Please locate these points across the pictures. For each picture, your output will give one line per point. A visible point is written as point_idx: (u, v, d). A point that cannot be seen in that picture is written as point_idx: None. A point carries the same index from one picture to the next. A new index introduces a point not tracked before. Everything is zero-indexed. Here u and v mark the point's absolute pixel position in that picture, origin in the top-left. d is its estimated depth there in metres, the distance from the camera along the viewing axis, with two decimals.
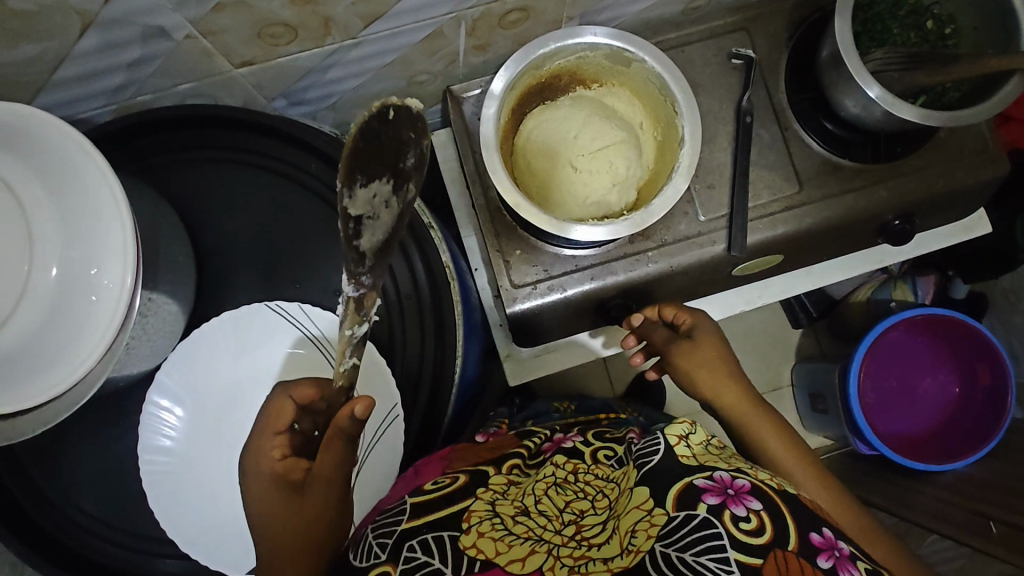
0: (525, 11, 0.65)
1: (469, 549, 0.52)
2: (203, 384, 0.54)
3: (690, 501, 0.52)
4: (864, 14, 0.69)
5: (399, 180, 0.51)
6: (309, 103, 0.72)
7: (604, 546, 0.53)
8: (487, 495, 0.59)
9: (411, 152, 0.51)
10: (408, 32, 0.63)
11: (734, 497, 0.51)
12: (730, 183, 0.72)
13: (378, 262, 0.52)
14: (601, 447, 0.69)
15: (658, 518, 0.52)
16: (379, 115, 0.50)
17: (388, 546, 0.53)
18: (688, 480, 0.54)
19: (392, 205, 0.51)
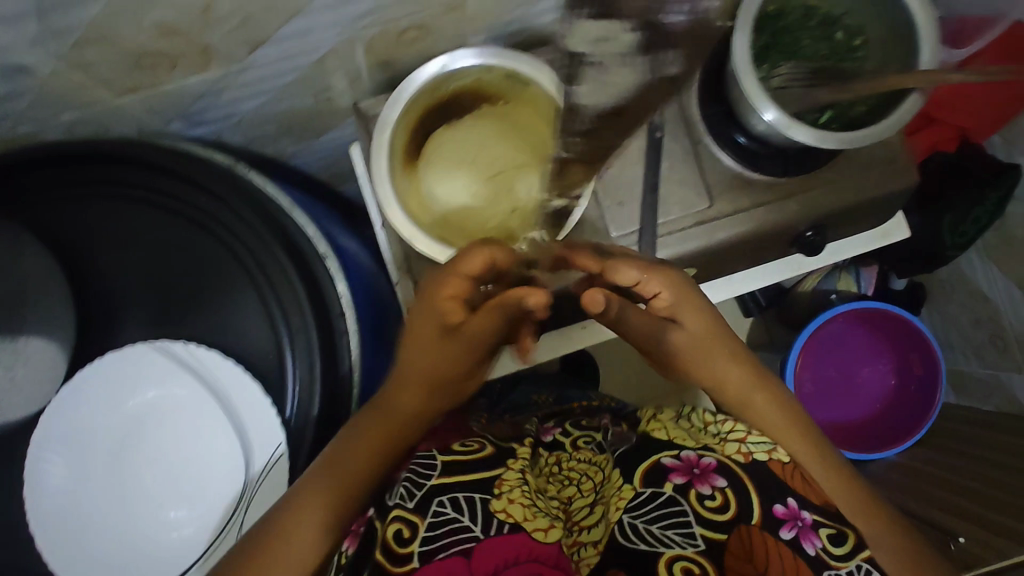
0: (423, 29, 0.63)
1: (499, 513, 0.55)
2: (87, 433, 0.54)
3: (657, 480, 0.65)
4: (773, 25, 0.67)
5: (648, 39, 0.40)
6: (210, 123, 0.70)
7: (592, 529, 0.62)
8: (516, 465, 0.62)
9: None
10: (299, 54, 0.61)
11: (701, 477, 0.64)
12: (641, 198, 0.72)
13: (589, 128, 0.48)
14: (581, 434, 0.74)
15: (627, 493, 0.65)
16: None
17: (413, 496, 0.56)
18: (656, 459, 0.67)
19: (624, 65, 0.42)
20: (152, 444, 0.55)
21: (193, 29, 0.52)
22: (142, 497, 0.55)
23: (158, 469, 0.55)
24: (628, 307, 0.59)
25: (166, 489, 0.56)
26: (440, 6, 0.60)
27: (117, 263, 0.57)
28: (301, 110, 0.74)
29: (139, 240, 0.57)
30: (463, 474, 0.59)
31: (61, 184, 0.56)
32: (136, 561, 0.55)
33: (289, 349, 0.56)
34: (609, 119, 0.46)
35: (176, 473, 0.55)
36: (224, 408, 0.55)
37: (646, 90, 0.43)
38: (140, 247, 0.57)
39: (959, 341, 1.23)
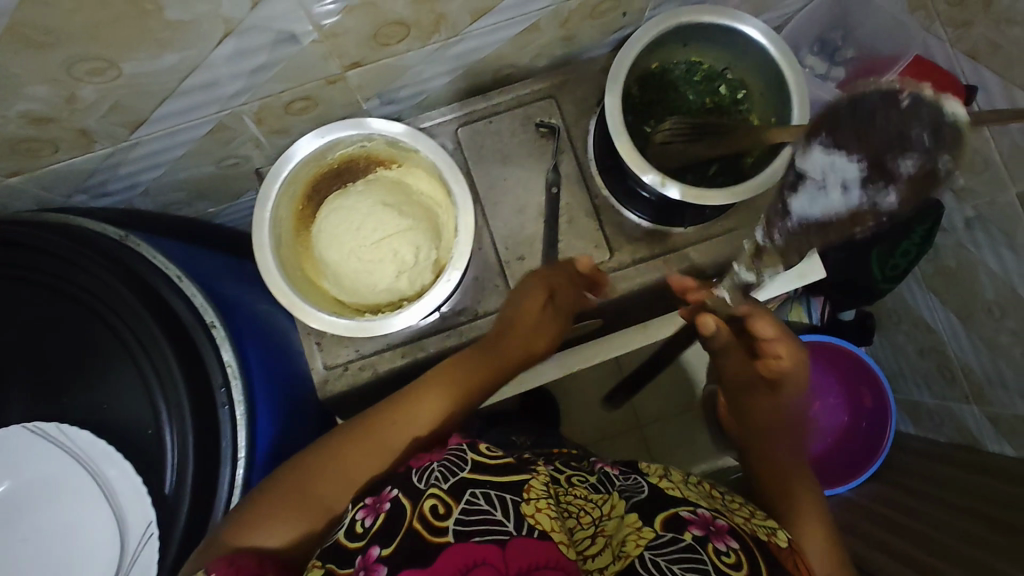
0: (309, 99, 0.65)
1: (531, 516, 0.50)
2: None
3: (676, 526, 0.55)
4: (657, 82, 0.69)
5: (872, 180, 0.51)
6: (117, 193, 0.71)
7: (595, 557, 0.54)
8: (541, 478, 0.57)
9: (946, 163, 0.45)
10: (186, 129, 0.63)
11: (716, 533, 0.54)
12: (541, 252, 0.72)
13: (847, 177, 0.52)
14: (573, 472, 0.65)
15: (647, 531, 0.54)
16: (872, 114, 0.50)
17: (449, 479, 0.54)
18: (672, 510, 0.57)
19: (848, 194, 0.53)
20: (27, 525, 0.55)
21: (62, 117, 0.54)
22: None
23: (32, 551, 0.55)
24: (730, 352, 0.71)
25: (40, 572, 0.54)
26: (321, 79, 0.62)
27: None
28: (208, 176, 0.75)
29: (21, 319, 0.58)
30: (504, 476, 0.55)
31: None
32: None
33: (167, 423, 0.56)
34: (819, 229, 0.59)
35: (49, 554, 0.55)
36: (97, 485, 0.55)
37: (858, 215, 0.54)
38: (22, 326, 0.58)
39: (910, 370, 1.22)
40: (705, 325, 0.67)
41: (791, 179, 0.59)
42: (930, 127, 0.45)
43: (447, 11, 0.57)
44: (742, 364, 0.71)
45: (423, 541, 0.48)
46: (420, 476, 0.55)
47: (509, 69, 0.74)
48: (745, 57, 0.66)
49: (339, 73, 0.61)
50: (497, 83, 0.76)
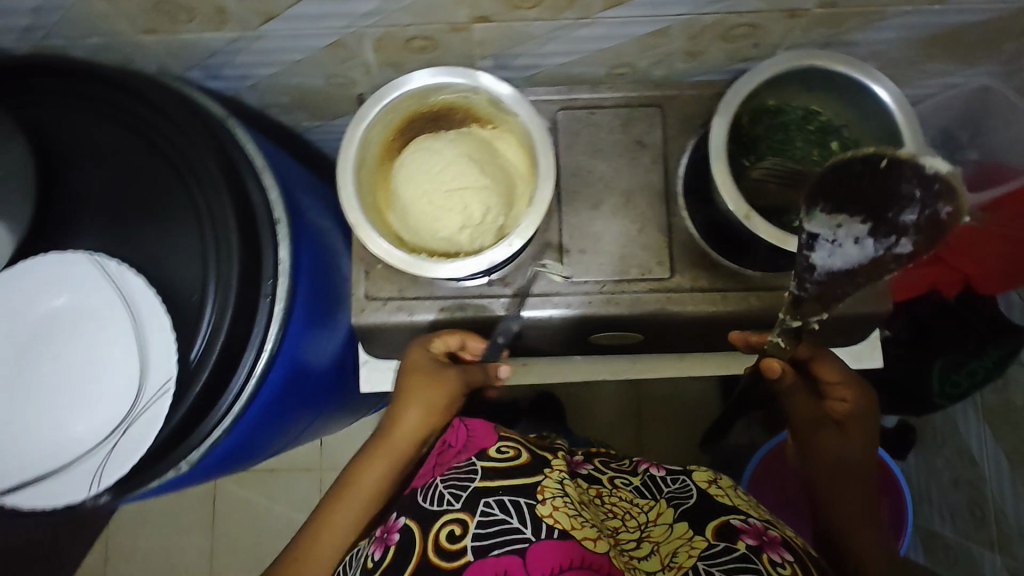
0: (430, 41, 0.67)
1: (547, 517, 0.63)
2: (8, 319, 0.57)
3: (727, 536, 0.66)
4: (770, 119, 0.67)
5: (881, 224, 0.47)
6: (229, 80, 0.75)
7: (645, 561, 0.67)
8: (554, 474, 0.71)
9: (947, 211, 0.44)
10: (311, 35, 0.65)
11: (768, 543, 0.65)
12: (603, 251, 0.72)
13: (895, 213, 0.46)
14: (618, 475, 0.81)
15: (701, 543, 0.66)
16: (867, 162, 0.48)
17: (460, 498, 0.67)
18: (724, 518, 0.69)
19: (859, 248, 0.49)
20: (62, 345, 0.58)
21: None
22: (34, 393, 0.57)
23: (57, 371, 0.57)
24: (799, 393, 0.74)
25: (58, 392, 0.57)
26: (446, 24, 0.64)
27: (90, 176, 0.61)
28: (314, 89, 0.78)
29: (113, 160, 0.61)
30: (506, 480, 0.69)
31: (62, 92, 0.61)
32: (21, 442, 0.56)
33: (212, 300, 0.58)
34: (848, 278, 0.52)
35: (72, 379, 0.57)
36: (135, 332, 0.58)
37: (880, 265, 0.48)
38: (112, 167, 0.61)
39: (939, 497, 1.15)
40: (771, 369, 0.68)
41: (802, 239, 0.54)
42: (923, 182, 0.45)
43: None
44: (857, 441, 0.73)
45: (436, 565, 0.62)
46: (428, 497, 0.69)
47: (624, 68, 0.74)
48: (868, 119, 0.64)
49: (467, 22, 0.63)
50: (608, 79, 0.76)
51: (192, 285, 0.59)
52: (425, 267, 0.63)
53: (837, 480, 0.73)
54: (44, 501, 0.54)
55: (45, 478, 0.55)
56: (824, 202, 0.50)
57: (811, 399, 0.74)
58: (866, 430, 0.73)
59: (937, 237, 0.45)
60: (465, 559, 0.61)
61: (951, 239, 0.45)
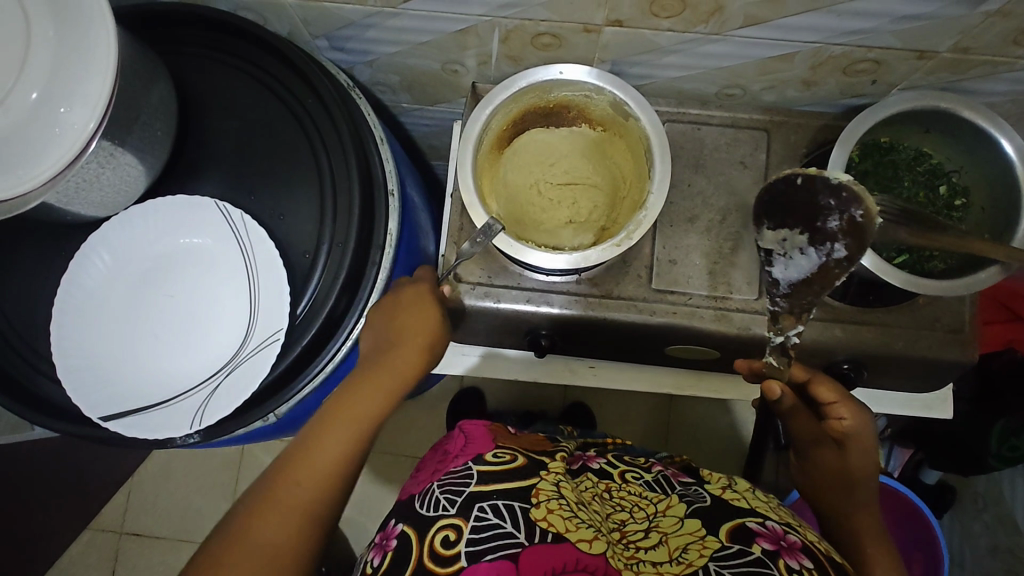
0: (557, 38, 0.69)
1: (540, 522, 0.59)
2: (133, 251, 0.60)
3: (744, 540, 0.62)
4: (880, 156, 0.68)
5: (818, 235, 0.61)
6: (349, 53, 0.78)
7: (650, 551, 0.62)
8: (551, 476, 0.68)
9: (860, 212, 0.58)
10: (445, 20, 0.67)
11: (788, 549, 0.60)
12: (693, 263, 0.73)
13: (823, 229, 0.61)
14: (629, 468, 0.78)
15: (712, 543, 0.61)
16: (788, 180, 0.63)
17: (456, 503, 0.62)
18: (740, 521, 0.65)
19: (809, 253, 0.63)
20: (181, 283, 0.60)
21: None
22: (151, 325, 0.59)
23: (174, 308, 0.60)
24: (800, 412, 0.68)
25: (173, 327, 0.60)
26: (579, 24, 0.65)
27: (222, 126, 0.63)
28: (428, 73, 0.81)
29: (246, 114, 0.63)
30: (500, 483, 0.64)
31: (209, 46, 0.64)
32: (131, 371, 0.58)
33: (323, 259, 0.60)
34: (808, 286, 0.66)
35: (189, 316, 0.60)
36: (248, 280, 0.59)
37: (827, 271, 0.62)
38: (244, 120, 0.63)
39: (974, 563, 1.13)
40: (772, 392, 0.65)
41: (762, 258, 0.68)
42: (835, 193, 0.59)
43: (727, 6, 0.59)
44: (863, 460, 0.66)
45: (433, 572, 0.57)
46: (424, 503, 0.64)
47: (735, 89, 0.75)
48: (983, 166, 0.64)
49: (600, 24, 0.65)
50: (715, 99, 0.78)
51: (306, 242, 0.61)
52: (528, 254, 0.62)
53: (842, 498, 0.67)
54: (143, 432, 0.56)
55: (149, 407, 0.56)
56: (772, 220, 0.65)
57: (812, 419, 0.67)
58: (869, 446, 0.66)
59: (865, 234, 0.58)
60: (458, 564, 0.56)
61: (872, 233, 0.58)
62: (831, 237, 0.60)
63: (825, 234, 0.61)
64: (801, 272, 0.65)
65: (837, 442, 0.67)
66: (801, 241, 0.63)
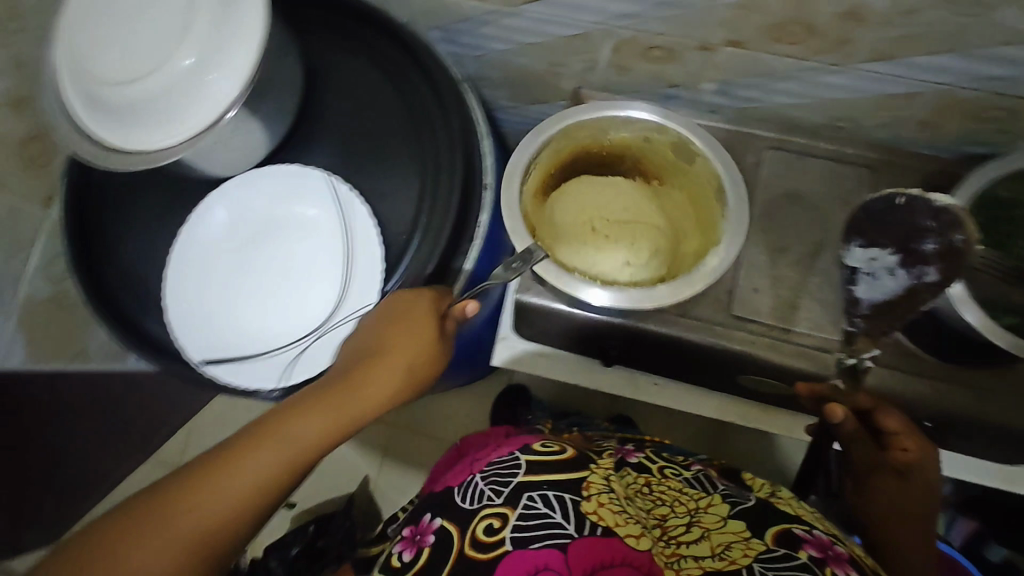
0: (670, 53, 0.68)
1: (590, 514, 0.58)
2: (245, 211, 0.64)
3: (790, 544, 0.59)
4: (1000, 211, 0.64)
5: (913, 257, 0.56)
6: (458, 46, 0.80)
7: (693, 545, 0.61)
8: (599, 471, 0.67)
9: (960, 238, 0.52)
10: (561, 24, 0.68)
11: (835, 558, 0.57)
12: (778, 295, 0.71)
13: (919, 251, 0.55)
14: (667, 464, 0.77)
15: (758, 545, 0.59)
16: (887, 199, 0.58)
17: (502, 492, 0.62)
18: (786, 526, 0.62)
19: (898, 276, 0.58)
20: (284, 247, 0.64)
21: None
22: (252, 282, 0.64)
23: (275, 269, 0.64)
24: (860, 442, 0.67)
25: (271, 287, 0.64)
26: (695, 41, 0.65)
27: (338, 105, 0.67)
28: (532, 74, 0.82)
29: (361, 95, 0.66)
30: (548, 474, 0.64)
31: (335, 27, 0.67)
32: (230, 322, 0.62)
33: (419, 240, 0.62)
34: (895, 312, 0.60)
35: (287, 278, 0.64)
36: (346, 251, 0.63)
37: (914, 296, 0.57)
38: (358, 101, 0.66)
39: None
40: (834, 415, 0.64)
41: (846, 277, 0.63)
42: (936, 216, 0.54)
43: (857, 38, 0.58)
44: (920, 496, 0.65)
45: (479, 560, 0.56)
46: (465, 497, 0.64)
47: (845, 123, 0.73)
48: None
49: (717, 44, 0.64)
50: (822, 130, 0.75)
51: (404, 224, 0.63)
52: (582, 289, 0.63)
53: (893, 514, 0.65)
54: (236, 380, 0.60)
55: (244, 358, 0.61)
56: (865, 237, 0.60)
57: (873, 446, 0.67)
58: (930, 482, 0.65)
59: (960, 264, 0.52)
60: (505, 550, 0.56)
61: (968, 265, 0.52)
62: (922, 260, 0.55)
63: (920, 256, 0.55)
64: (887, 295, 0.59)
65: (897, 473, 0.65)
66: (891, 260, 0.58)
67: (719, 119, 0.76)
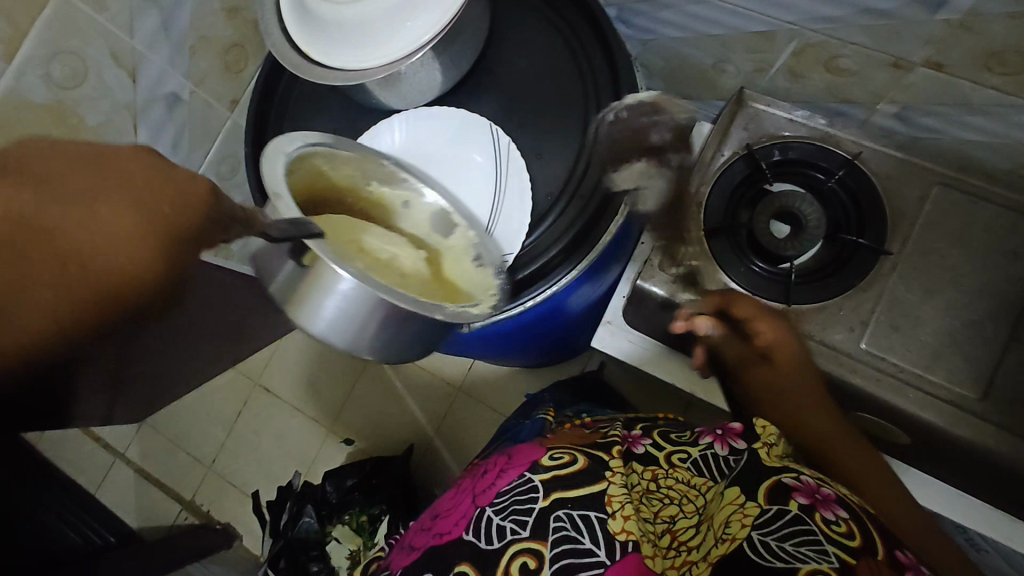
0: (856, 65, 0.66)
1: (619, 534, 0.54)
2: (409, 143, 0.69)
3: (780, 496, 0.52)
4: None
5: (759, 176, 0.74)
6: (631, 27, 0.80)
7: (703, 548, 0.53)
8: (617, 478, 0.59)
9: (778, 153, 0.74)
10: (746, 19, 0.67)
11: (824, 502, 0.51)
12: (917, 338, 0.67)
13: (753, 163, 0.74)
14: (675, 448, 0.66)
15: (753, 509, 0.51)
16: (744, 159, 0.75)
17: (526, 525, 0.57)
18: (774, 474, 0.54)
19: (815, 219, 0.71)
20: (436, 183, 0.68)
21: None
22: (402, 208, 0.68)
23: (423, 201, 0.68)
24: (727, 336, 0.69)
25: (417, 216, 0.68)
26: (889, 56, 0.62)
27: (512, 63, 0.69)
28: (696, 67, 0.81)
29: (536, 58, 0.69)
30: (575, 491, 0.58)
31: None
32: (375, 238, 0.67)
33: (564, 206, 0.65)
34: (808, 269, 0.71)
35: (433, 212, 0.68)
36: (493, 200, 0.67)
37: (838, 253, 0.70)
38: (533, 63, 0.69)
39: None
40: (699, 328, 0.67)
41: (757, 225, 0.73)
42: (783, 148, 0.74)
43: None
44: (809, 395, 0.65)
45: None
46: (482, 534, 0.58)
47: None
48: None
49: (915, 62, 0.61)
50: None
51: (553, 190, 0.66)
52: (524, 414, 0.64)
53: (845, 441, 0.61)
54: None
55: None
56: (715, 184, 0.75)
57: (739, 343, 0.70)
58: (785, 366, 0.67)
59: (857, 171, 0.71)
60: None
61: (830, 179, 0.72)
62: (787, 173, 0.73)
63: (745, 168, 0.75)
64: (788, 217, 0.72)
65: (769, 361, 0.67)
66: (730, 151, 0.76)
67: (888, 145, 0.72)
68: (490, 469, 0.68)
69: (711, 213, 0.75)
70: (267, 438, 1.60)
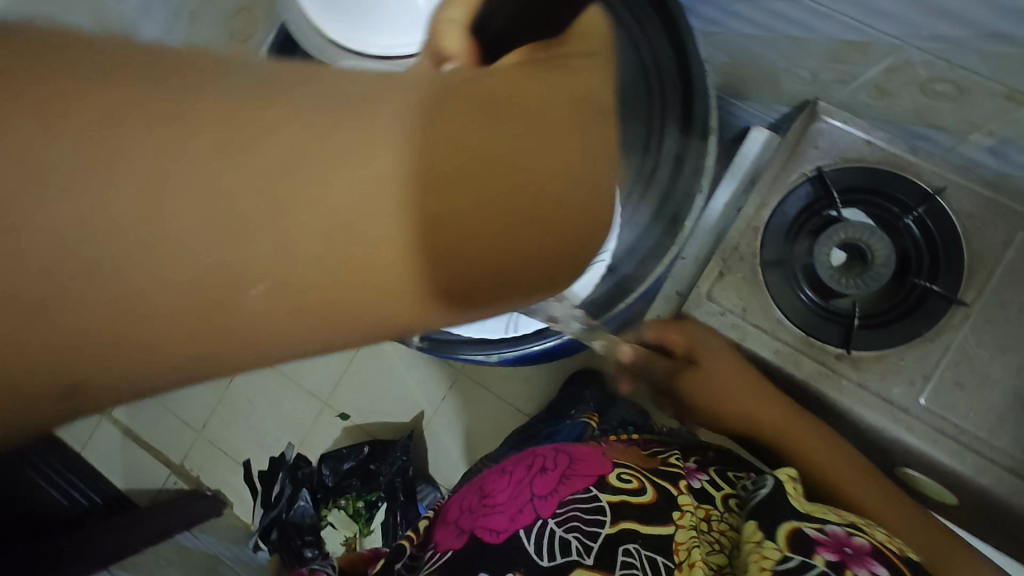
0: (957, 90, 0.57)
1: None
2: None
3: (803, 549, 0.47)
4: None
5: (814, 199, 0.68)
6: (696, 18, 0.71)
7: None
8: (687, 523, 0.55)
9: (848, 179, 0.68)
10: (834, 27, 0.58)
11: (852, 557, 0.47)
12: (982, 399, 0.61)
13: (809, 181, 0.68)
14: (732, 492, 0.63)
15: (773, 553, 0.47)
16: (793, 173, 0.69)
17: (592, 551, 0.52)
18: (796, 523, 0.50)
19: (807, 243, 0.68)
20: None
21: None
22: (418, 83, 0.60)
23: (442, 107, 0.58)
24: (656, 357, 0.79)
25: None
26: (1003, 87, 0.54)
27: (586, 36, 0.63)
28: (764, 68, 0.72)
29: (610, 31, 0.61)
30: (650, 527, 0.54)
31: None
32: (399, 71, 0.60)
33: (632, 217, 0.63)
34: (828, 296, 0.66)
35: None
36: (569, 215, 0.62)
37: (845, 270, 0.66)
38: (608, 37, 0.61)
39: None
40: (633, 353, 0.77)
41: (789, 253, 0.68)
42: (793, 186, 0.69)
43: None
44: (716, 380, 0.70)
45: None
46: (545, 552, 0.53)
47: None
48: None
49: None
50: None
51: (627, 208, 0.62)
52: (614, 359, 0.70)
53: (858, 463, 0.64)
54: None
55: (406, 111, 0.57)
56: (755, 199, 0.69)
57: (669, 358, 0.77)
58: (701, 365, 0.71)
59: (931, 200, 0.65)
60: None
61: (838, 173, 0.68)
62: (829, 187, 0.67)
63: (801, 183, 0.68)
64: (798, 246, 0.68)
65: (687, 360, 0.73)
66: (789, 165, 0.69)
67: (973, 180, 0.64)
68: (548, 469, 0.62)
69: (769, 240, 0.68)
70: (257, 408, 1.53)
